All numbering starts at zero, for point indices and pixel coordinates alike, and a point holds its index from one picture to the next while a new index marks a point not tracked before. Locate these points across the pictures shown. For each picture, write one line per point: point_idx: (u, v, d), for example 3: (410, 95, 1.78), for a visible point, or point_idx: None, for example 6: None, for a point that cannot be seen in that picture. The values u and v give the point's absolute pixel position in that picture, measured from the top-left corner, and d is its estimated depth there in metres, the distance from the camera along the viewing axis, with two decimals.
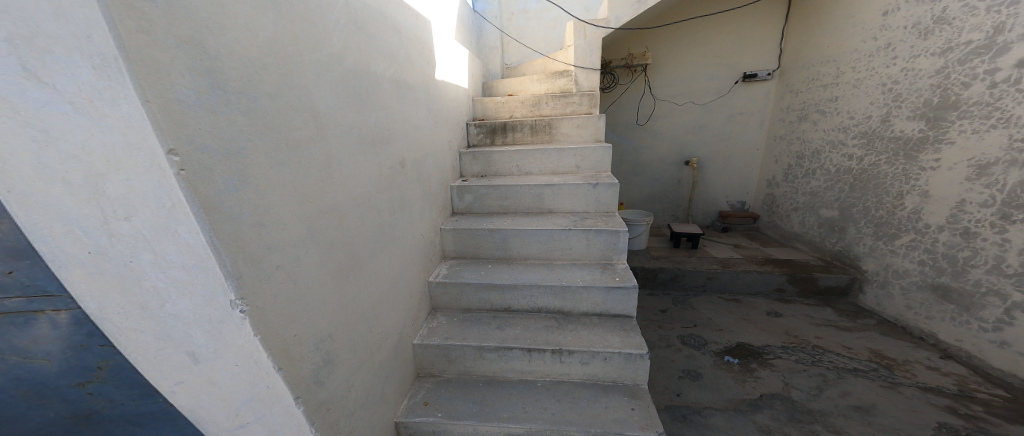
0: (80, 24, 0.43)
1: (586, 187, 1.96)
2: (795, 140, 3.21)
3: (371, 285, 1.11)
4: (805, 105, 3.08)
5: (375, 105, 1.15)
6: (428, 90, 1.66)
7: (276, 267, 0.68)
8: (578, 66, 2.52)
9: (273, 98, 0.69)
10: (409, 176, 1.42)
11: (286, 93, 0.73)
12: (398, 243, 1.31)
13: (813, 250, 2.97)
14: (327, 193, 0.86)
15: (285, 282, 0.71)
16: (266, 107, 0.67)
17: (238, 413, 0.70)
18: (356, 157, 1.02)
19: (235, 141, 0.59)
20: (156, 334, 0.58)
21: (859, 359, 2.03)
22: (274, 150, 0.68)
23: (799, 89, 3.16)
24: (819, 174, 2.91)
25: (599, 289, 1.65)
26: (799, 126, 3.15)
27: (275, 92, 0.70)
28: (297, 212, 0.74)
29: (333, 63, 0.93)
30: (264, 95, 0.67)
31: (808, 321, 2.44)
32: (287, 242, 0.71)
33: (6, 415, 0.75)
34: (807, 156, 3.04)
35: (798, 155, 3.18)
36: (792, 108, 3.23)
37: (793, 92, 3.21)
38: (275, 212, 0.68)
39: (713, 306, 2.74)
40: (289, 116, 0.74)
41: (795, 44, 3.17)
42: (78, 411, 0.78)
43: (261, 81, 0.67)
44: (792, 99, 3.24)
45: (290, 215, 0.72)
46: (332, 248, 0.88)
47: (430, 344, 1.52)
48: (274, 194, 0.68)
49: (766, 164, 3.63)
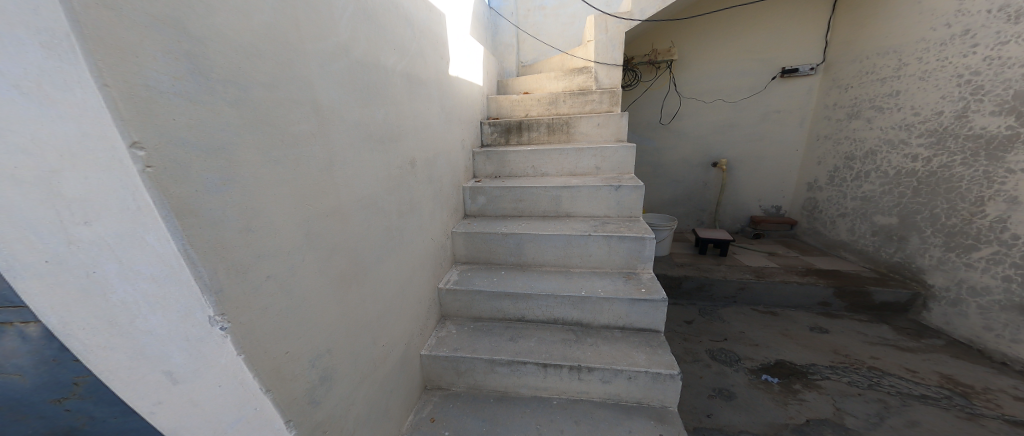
0: None
1: (607, 190, 1.83)
2: (844, 140, 2.93)
3: (377, 292, 1.04)
4: (856, 101, 2.81)
5: (382, 100, 1.08)
6: (440, 87, 1.59)
7: (265, 278, 0.60)
8: (598, 62, 2.39)
9: (267, 88, 0.62)
10: (418, 176, 1.34)
11: (282, 85, 0.66)
12: (406, 247, 1.24)
13: (864, 260, 2.69)
14: (328, 194, 0.79)
15: (277, 294, 0.64)
16: (259, 98, 0.60)
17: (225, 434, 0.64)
18: (362, 156, 0.95)
19: (217, 136, 0.52)
20: (128, 352, 0.52)
21: (928, 385, 1.80)
22: (267, 147, 0.61)
23: (849, 85, 2.87)
24: (872, 176, 2.63)
25: (622, 302, 1.52)
26: (848, 125, 2.89)
27: (270, 81, 0.63)
28: (293, 215, 0.67)
29: (338, 54, 0.86)
30: (256, 85, 0.60)
31: (861, 339, 2.20)
32: (281, 248, 0.64)
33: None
34: (857, 157, 2.77)
35: (846, 156, 2.90)
36: (840, 105, 2.96)
37: (842, 88, 2.93)
38: (266, 217, 0.60)
39: (746, 318, 2.53)
40: (287, 110, 0.67)
41: (844, 35, 2.91)
42: (56, 425, 0.86)
43: (254, 70, 0.60)
44: (839, 95, 2.97)
45: (284, 219, 0.65)
46: (333, 254, 0.81)
47: (439, 355, 1.44)
48: (266, 196, 0.60)
49: (807, 165, 3.33)
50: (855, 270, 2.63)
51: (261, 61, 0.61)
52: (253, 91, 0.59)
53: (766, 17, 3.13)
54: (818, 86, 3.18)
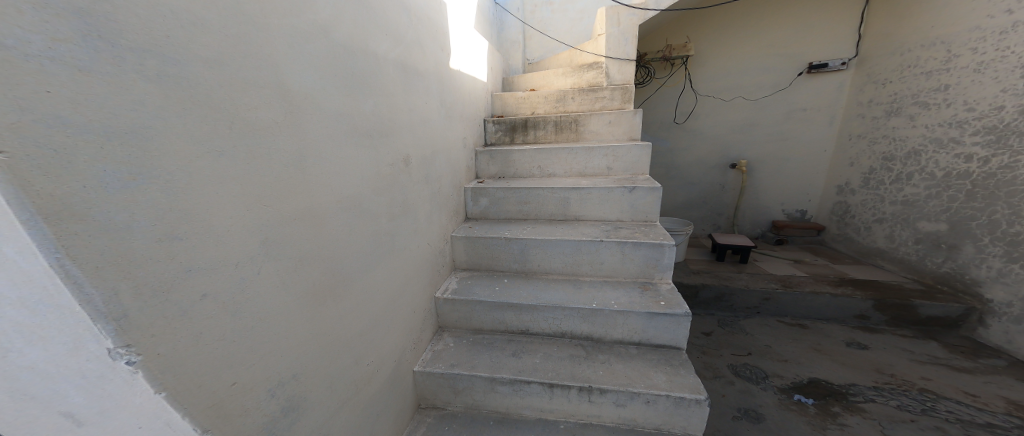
0: None
1: (620, 192, 1.68)
2: (881, 139, 2.75)
3: (361, 306, 0.91)
4: (895, 97, 2.63)
5: (373, 90, 0.95)
6: (440, 80, 1.47)
7: (198, 298, 0.48)
8: (610, 57, 2.25)
9: (209, 65, 0.48)
10: (414, 176, 1.22)
11: (233, 62, 0.52)
12: (398, 254, 1.11)
13: (908, 271, 2.49)
14: (297, 196, 0.66)
15: (215, 319, 0.51)
16: (197, 74, 0.46)
17: None
18: (346, 151, 0.81)
19: (123, 117, 0.39)
20: (6, 392, 0.40)
21: (993, 412, 1.62)
22: (206, 136, 0.47)
23: (887, 79, 2.70)
24: (917, 179, 2.45)
25: (638, 315, 1.37)
26: (887, 122, 2.70)
27: (214, 57, 0.49)
28: (242, 222, 0.54)
29: (317, 32, 0.72)
30: (192, 56, 0.46)
31: (907, 357, 2.02)
32: (220, 262, 0.51)
33: None
34: (898, 157, 2.58)
35: (885, 157, 2.71)
36: (877, 102, 2.77)
37: (879, 84, 2.75)
38: (199, 225, 0.47)
39: (771, 331, 2.37)
40: (241, 93, 0.53)
41: (881, 28, 2.74)
42: None
43: (188, 38, 0.45)
44: (876, 91, 2.78)
45: (229, 228, 0.51)
46: (301, 267, 0.68)
47: (434, 372, 1.31)
48: (201, 199, 0.47)
49: (836, 166, 3.16)
50: (896, 281, 2.44)
51: (201, 30, 0.47)
52: (189, 64, 0.45)
53: (791, 11, 2.98)
54: (851, 82, 2.99)
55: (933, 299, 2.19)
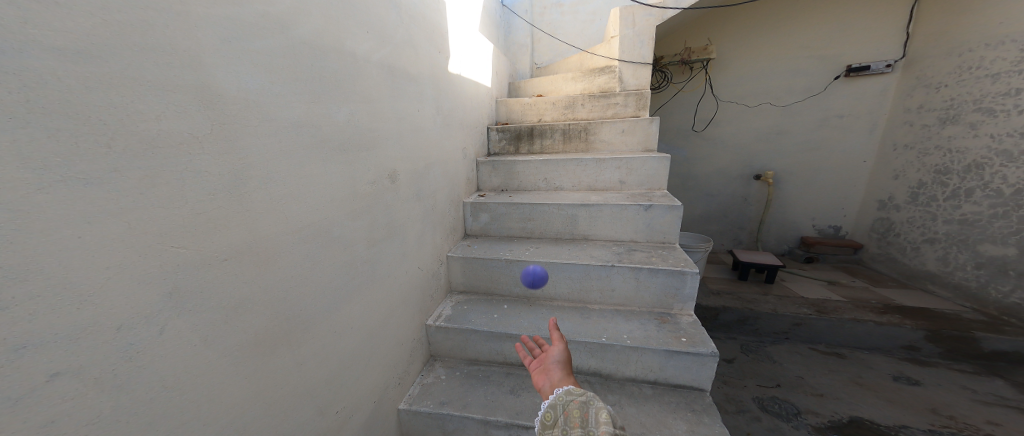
0: None
1: (635, 210, 1.51)
2: (934, 150, 2.63)
3: (327, 349, 0.78)
4: (950, 103, 2.51)
5: (350, 96, 0.83)
6: (436, 85, 1.34)
7: (43, 380, 0.36)
8: (623, 61, 2.09)
9: (65, 58, 0.35)
10: (402, 194, 1.09)
11: (116, 57, 0.38)
12: (379, 284, 0.97)
13: (966, 299, 2.38)
14: (233, 231, 0.52)
15: (72, 405, 0.38)
16: (41, 72, 0.33)
17: None
18: (307, 168, 0.68)
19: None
20: None
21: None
22: (56, 160, 0.34)
23: (942, 82, 2.56)
24: (979, 195, 2.35)
25: (655, 353, 1.20)
26: (939, 131, 2.58)
27: (75, 48, 0.35)
28: (127, 272, 0.40)
29: (268, 24, 0.58)
30: (28, 45, 0.33)
31: (969, 396, 1.85)
32: (82, 329, 0.38)
33: None
34: (955, 171, 2.48)
35: (937, 170, 2.60)
36: (928, 109, 2.65)
37: (932, 88, 2.62)
38: (34, 280, 0.34)
39: (803, 360, 2.19)
40: (133, 99, 0.39)
41: (933, 25, 2.62)
42: None
43: (24, 20, 0.33)
44: (928, 96, 2.66)
45: (99, 280, 0.38)
46: (236, 317, 0.54)
47: (421, 411, 1.17)
48: (40, 243, 0.34)
49: (878, 179, 3.04)
50: (954, 311, 2.30)
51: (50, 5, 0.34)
52: (27, 56, 0.32)
53: (825, 10, 2.87)
54: (897, 86, 2.87)
55: (999, 333, 2.05)
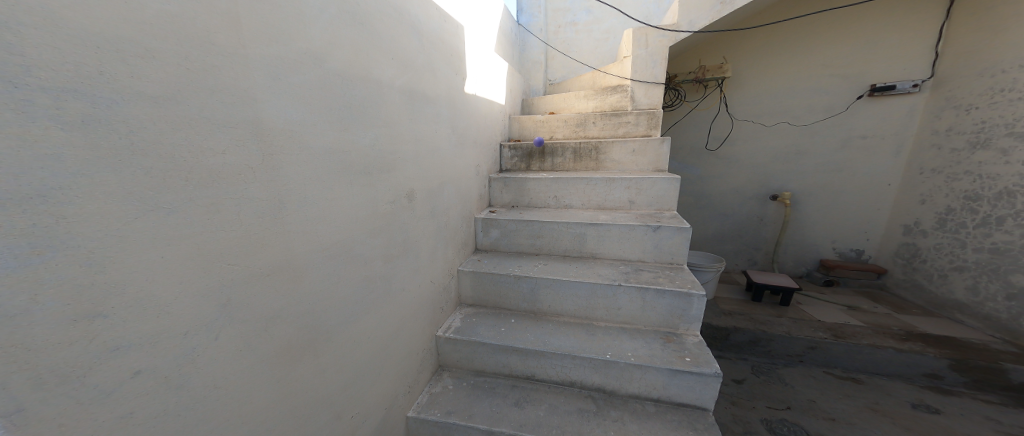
0: None
1: (643, 230, 1.54)
2: (962, 175, 2.57)
3: (344, 357, 0.84)
4: (981, 126, 2.45)
5: (373, 122, 0.90)
6: (453, 105, 1.42)
7: (128, 377, 0.42)
8: (636, 80, 2.13)
9: (157, 105, 0.41)
10: (418, 211, 1.16)
11: (194, 100, 0.45)
12: (393, 297, 1.04)
13: (996, 330, 2.28)
14: (273, 249, 0.59)
15: (148, 403, 0.44)
16: (144, 118, 0.40)
17: None
18: (334, 191, 0.75)
19: (29, 178, 0.33)
20: None
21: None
22: (148, 193, 0.41)
23: (973, 105, 2.52)
24: (1010, 222, 2.27)
25: (659, 372, 1.21)
26: (970, 156, 2.51)
27: (167, 95, 0.42)
28: (193, 287, 0.47)
29: (308, 62, 0.67)
30: (132, 95, 0.39)
31: (995, 430, 1.78)
32: (161, 333, 0.44)
33: None
34: (985, 197, 2.41)
35: (967, 195, 2.53)
36: (958, 132, 2.60)
37: (962, 110, 2.58)
38: (129, 294, 0.40)
39: (817, 385, 2.14)
40: (206, 136, 0.47)
41: (964, 44, 2.56)
42: None
43: (132, 73, 0.39)
44: (958, 118, 2.60)
45: (173, 293, 0.45)
46: (271, 326, 0.61)
47: (428, 419, 1.22)
48: (133, 263, 0.41)
49: (904, 203, 2.97)
50: (983, 340, 2.20)
51: (150, 62, 0.41)
52: (131, 104, 0.39)
53: (848, 29, 2.85)
54: (924, 107, 2.82)
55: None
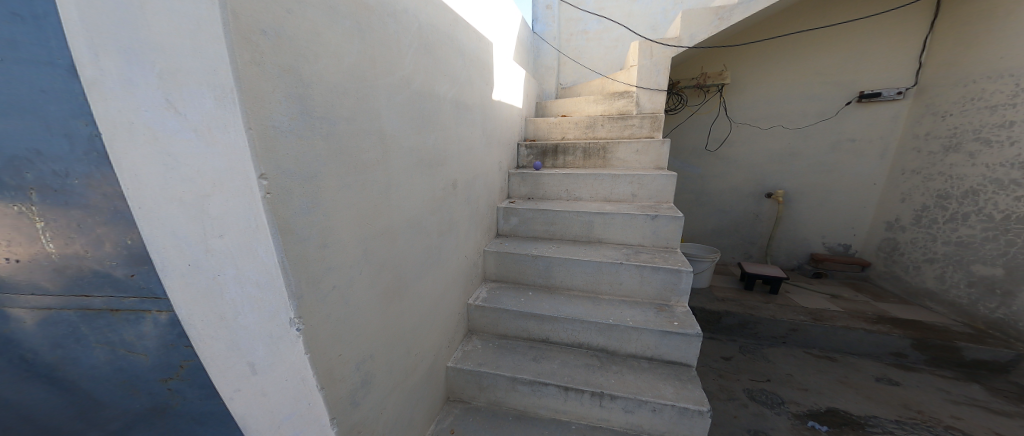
0: (211, 58, 0.48)
1: (643, 218, 1.82)
2: (936, 176, 2.82)
3: (414, 306, 1.12)
4: (954, 131, 2.70)
5: (435, 128, 1.18)
6: (484, 111, 1.69)
7: (332, 287, 0.72)
8: (641, 87, 2.39)
9: (349, 122, 0.73)
10: (459, 197, 1.44)
11: (361, 119, 0.77)
12: (443, 265, 1.33)
13: (958, 314, 2.55)
14: (385, 216, 0.89)
15: (339, 300, 0.76)
16: (341, 131, 0.71)
17: (280, 428, 0.73)
18: (414, 179, 1.04)
19: (314, 166, 0.64)
20: (225, 342, 0.64)
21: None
22: (345, 176, 0.72)
23: (947, 111, 2.76)
24: (973, 219, 2.54)
25: (653, 333, 1.50)
26: (944, 158, 2.76)
27: (352, 115, 0.74)
28: (357, 233, 0.78)
29: (403, 86, 0.95)
30: (345, 120, 0.72)
31: (943, 397, 2.06)
32: (344, 262, 0.75)
33: (102, 399, 0.80)
34: (954, 196, 2.67)
35: (939, 194, 2.79)
36: (934, 136, 2.84)
37: (938, 116, 2.82)
38: (339, 233, 0.72)
39: (796, 361, 2.41)
40: (364, 140, 0.79)
41: (943, 56, 2.79)
42: (157, 402, 0.82)
43: (345, 105, 0.72)
44: (934, 123, 2.85)
45: (350, 235, 0.76)
46: (383, 269, 0.91)
47: (464, 368, 1.50)
48: (341, 215, 0.72)
49: (886, 201, 3.22)
50: (943, 323, 2.49)
51: (352, 98, 0.74)
52: (342, 122, 0.71)
53: (837, 39, 3.08)
54: (907, 113, 3.05)
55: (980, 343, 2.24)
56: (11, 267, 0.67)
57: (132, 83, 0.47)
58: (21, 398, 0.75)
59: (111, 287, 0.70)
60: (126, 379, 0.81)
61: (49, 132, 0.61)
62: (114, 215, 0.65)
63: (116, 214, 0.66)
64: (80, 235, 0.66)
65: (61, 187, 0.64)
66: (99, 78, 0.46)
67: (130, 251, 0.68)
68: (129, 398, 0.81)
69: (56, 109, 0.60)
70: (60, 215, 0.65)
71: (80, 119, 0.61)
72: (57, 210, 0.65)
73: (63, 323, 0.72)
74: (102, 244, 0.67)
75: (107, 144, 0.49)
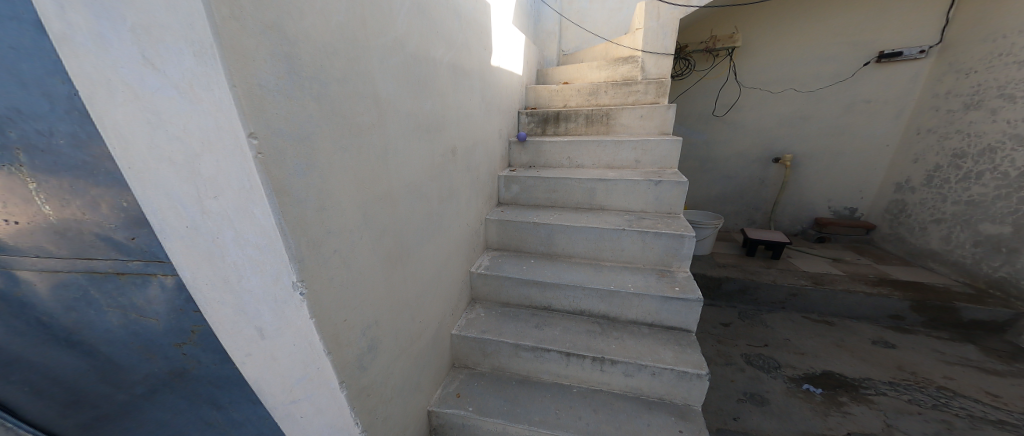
0: (185, 12, 0.46)
1: (646, 185, 1.80)
2: (954, 134, 2.72)
3: (417, 272, 1.13)
4: (977, 89, 2.57)
5: (432, 93, 1.14)
6: (482, 77, 1.62)
7: (333, 252, 0.71)
8: (647, 51, 2.28)
9: (341, 83, 0.70)
10: (459, 164, 1.42)
11: (354, 81, 0.74)
12: (445, 232, 1.33)
13: (960, 274, 2.56)
14: (383, 182, 0.88)
15: (342, 265, 0.75)
16: (333, 93, 0.68)
17: (292, 389, 0.81)
18: (411, 146, 1.01)
19: (306, 128, 0.62)
20: (232, 307, 0.68)
21: (1008, 410, 1.71)
22: (339, 140, 0.70)
23: (973, 68, 2.62)
24: (988, 177, 2.47)
25: (653, 298, 1.52)
26: (964, 116, 2.66)
27: (342, 76, 0.70)
28: (355, 199, 0.77)
29: (396, 48, 0.91)
30: (335, 81, 0.69)
31: (937, 358, 2.11)
32: (344, 226, 0.74)
33: (120, 364, 0.84)
34: (971, 154, 2.58)
35: (954, 153, 2.70)
36: (956, 94, 2.72)
37: (962, 74, 2.68)
38: (336, 198, 0.70)
39: (794, 326, 2.46)
40: (358, 104, 0.76)
41: (974, 11, 2.62)
42: (174, 367, 0.86)
43: (336, 66, 0.69)
44: (957, 81, 2.72)
45: (348, 201, 0.74)
46: (384, 235, 0.90)
47: (468, 336, 1.53)
48: (338, 179, 0.71)
49: (898, 163, 3.14)
50: (943, 284, 2.51)
51: (342, 58, 0.70)
52: (332, 83, 0.68)
53: None
54: (928, 73, 2.91)
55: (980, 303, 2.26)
56: (14, 230, 0.68)
57: (104, 37, 0.47)
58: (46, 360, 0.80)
59: (115, 250, 0.71)
60: (130, 348, 0.82)
61: (24, 90, 0.60)
62: (106, 177, 0.65)
63: (108, 176, 0.65)
64: (75, 196, 0.66)
65: (47, 147, 0.63)
66: (68, 32, 0.47)
67: (127, 213, 0.68)
68: (147, 363, 0.85)
69: (29, 67, 0.59)
70: (51, 176, 0.65)
71: (56, 77, 0.59)
72: (47, 171, 0.65)
73: (73, 286, 0.74)
74: (98, 206, 0.67)
75: (87, 101, 0.52)
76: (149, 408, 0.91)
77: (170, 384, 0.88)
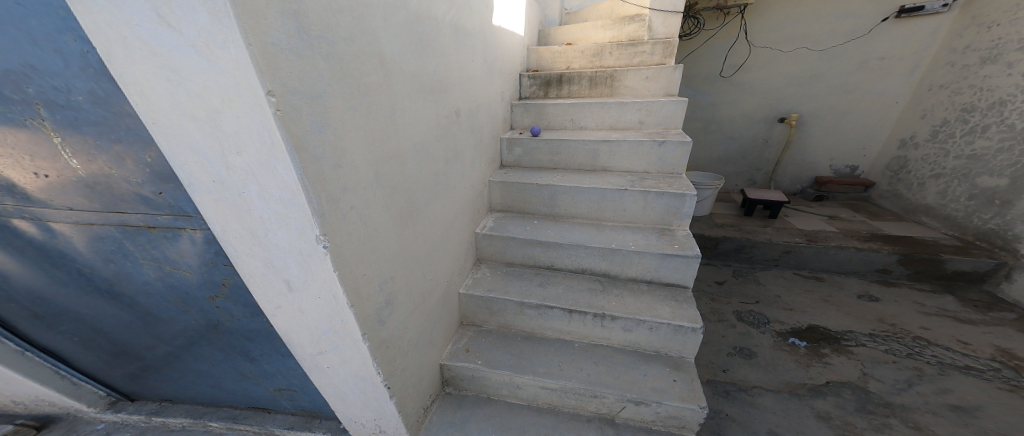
0: None
1: (650, 145, 1.80)
2: (966, 89, 2.67)
3: (426, 232, 1.17)
4: (996, 42, 2.49)
5: (435, 52, 1.11)
6: (484, 38, 1.57)
7: (350, 209, 0.75)
8: (654, 9, 2.18)
9: (347, 41, 0.69)
10: (463, 125, 1.42)
11: (358, 39, 0.73)
12: (451, 193, 1.36)
13: (950, 227, 2.64)
14: (391, 141, 0.89)
15: (358, 220, 0.78)
16: (341, 53, 0.68)
17: (319, 339, 0.89)
18: (416, 107, 1.01)
19: (318, 88, 0.63)
20: (261, 259, 0.74)
21: (977, 357, 1.84)
22: (349, 100, 0.71)
23: (995, 21, 2.51)
24: (993, 132, 2.45)
25: (653, 256, 1.58)
26: (979, 71, 2.59)
27: (347, 34, 0.70)
28: (366, 158, 0.79)
29: (399, 4, 0.88)
30: (341, 41, 0.68)
31: (918, 309, 2.22)
32: (359, 184, 0.77)
33: (161, 315, 0.91)
34: (980, 108, 2.55)
35: (963, 108, 2.67)
36: (973, 48, 2.63)
37: (983, 27, 2.58)
38: (349, 156, 0.72)
39: (785, 283, 2.56)
40: (364, 64, 0.76)
41: None
42: (209, 320, 0.93)
43: (341, 23, 0.68)
44: (977, 35, 2.62)
45: (359, 160, 0.76)
46: (393, 194, 0.93)
47: (475, 295, 1.61)
48: (350, 139, 0.72)
49: (904, 121, 3.11)
50: (933, 238, 2.59)
51: (347, 14, 0.69)
52: (338, 39, 0.67)
53: None
54: (948, 27, 2.80)
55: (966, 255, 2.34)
56: (46, 184, 0.72)
57: None
58: (98, 305, 0.89)
59: (144, 204, 0.74)
60: (165, 299, 0.88)
61: (38, 47, 0.59)
62: (127, 133, 0.67)
63: (129, 132, 0.67)
64: (100, 152, 0.69)
65: (66, 102, 0.64)
66: None
67: (152, 169, 0.70)
68: (185, 314, 0.92)
69: (37, 23, 0.58)
70: (74, 131, 0.67)
71: (67, 34, 0.58)
72: (69, 127, 0.67)
73: (109, 238, 0.78)
74: (124, 161, 0.69)
75: (106, 59, 0.53)
76: (192, 353, 1.02)
77: (205, 332, 0.96)
